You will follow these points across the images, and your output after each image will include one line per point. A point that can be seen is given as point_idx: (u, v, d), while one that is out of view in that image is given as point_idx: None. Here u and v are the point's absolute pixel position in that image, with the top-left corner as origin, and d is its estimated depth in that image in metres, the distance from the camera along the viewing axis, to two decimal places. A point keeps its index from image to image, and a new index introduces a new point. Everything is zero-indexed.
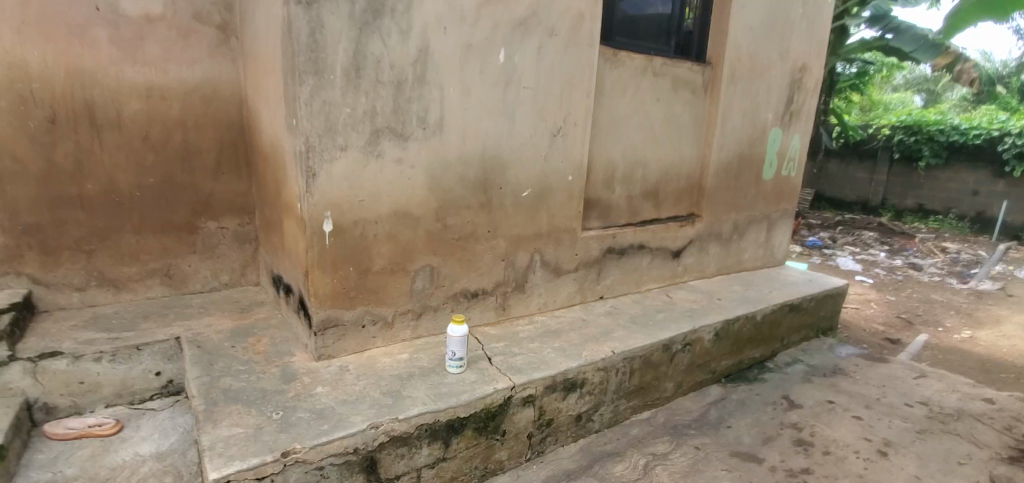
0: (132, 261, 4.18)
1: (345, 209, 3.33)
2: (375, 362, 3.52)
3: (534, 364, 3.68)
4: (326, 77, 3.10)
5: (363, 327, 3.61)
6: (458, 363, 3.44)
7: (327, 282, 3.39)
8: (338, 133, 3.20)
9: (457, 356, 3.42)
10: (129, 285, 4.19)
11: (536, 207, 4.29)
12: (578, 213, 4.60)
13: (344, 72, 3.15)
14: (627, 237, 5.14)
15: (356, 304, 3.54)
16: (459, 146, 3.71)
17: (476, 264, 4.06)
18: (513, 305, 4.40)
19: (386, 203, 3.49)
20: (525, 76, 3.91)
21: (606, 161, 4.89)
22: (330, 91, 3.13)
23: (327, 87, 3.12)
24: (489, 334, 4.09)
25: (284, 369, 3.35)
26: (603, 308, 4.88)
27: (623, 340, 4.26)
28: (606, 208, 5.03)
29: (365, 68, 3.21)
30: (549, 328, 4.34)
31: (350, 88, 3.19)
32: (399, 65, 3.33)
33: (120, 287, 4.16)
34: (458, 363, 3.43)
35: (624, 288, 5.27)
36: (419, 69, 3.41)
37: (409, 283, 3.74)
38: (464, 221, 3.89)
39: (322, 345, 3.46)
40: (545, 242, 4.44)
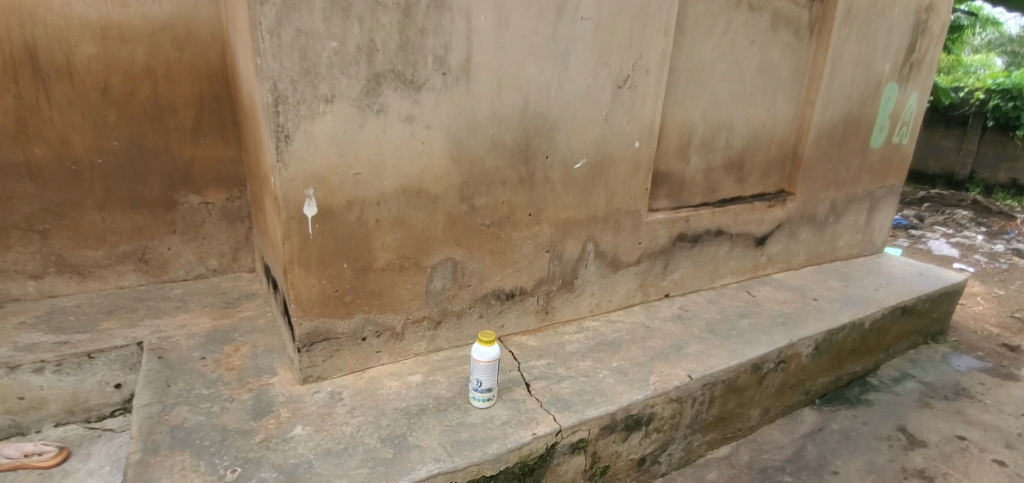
0: (98, 243, 3.46)
1: (335, 186, 2.42)
2: (378, 388, 2.68)
3: (587, 396, 2.75)
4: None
5: (363, 340, 2.76)
6: (487, 395, 2.55)
7: (313, 285, 2.51)
8: (321, 77, 2.26)
9: (486, 386, 2.53)
10: (95, 272, 3.49)
11: (592, 183, 3.28)
12: (645, 191, 3.55)
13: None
14: (704, 221, 4.06)
15: (354, 312, 2.68)
16: (492, 100, 2.72)
17: (512, 257, 3.12)
18: (557, 308, 3.45)
19: (392, 178, 2.56)
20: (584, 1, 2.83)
21: (682, 123, 3.78)
22: (307, 14, 2.17)
23: (304, 9, 2.16)
24: (527, 347, 3.18)
25: (258, 395, 2.56)
26: (671, 311, 3.87)
27: (702, 359, 3.25)
28: (679, 184, 3.95)
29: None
30: (604, 339, 3.38)
31: (339, 10, 2.23)
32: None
33: (85, 274, 3.47)
34: (487, 396, 2.55)
35: (696, 284, 4.23)
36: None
37: (424, 283, 2.85)
38: (497, 202, 2.94)
39: (308, 365, 2.63)
40: (601, 228, 3.44)
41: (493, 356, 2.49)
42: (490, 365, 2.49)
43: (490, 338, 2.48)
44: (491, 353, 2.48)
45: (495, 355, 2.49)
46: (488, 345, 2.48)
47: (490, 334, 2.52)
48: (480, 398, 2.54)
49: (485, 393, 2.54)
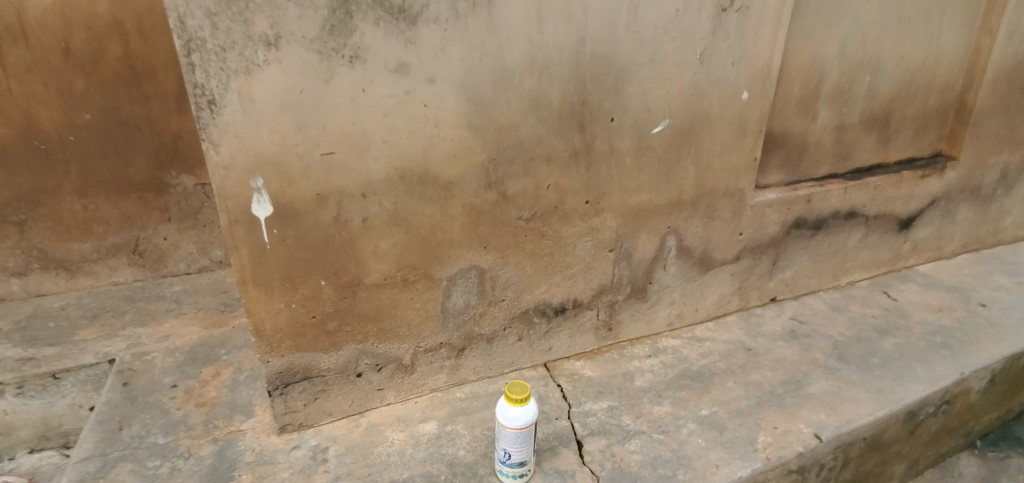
0: (84, 235, 3.00)
1: (297, 174, 1.67)
2: (376, 443, 1.99)
3: (663, 469, 1.92)
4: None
5: (359, 377, 2.06)
6: (522, 471, 1.80)
7: (280, 311, 1.82)
8: (257, 8, 1.47)
9: (519, 461, 1.77)
10: (84, 269, 3.05)
11: (676, 155, 2.31)
12: (752, 164, 2.53)
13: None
14: (829, 201, 2.97)
15: (343, 342, 1.97)
16: (528, 35, 1.82)
17: (561, 260, 2.27)
18: (624, 323, 2.58)
19: (382, 157, 1.76)
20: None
21: (808, 63, 2.66)
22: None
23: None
24: (581, 380, 2.35)
25: (222, 449, 1.97)
26: (780, 324, 2.87)
27: (833, 404, 2.28)
28: (798, 150, 2.86)
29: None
30: (688, 367, 2.48)
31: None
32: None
33: (73, 271, 3.03)
34: (522, 471, 1.80)
35: (813, 284, 3.17)
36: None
37: (440, 300, 2.08)
38: (540, 187, 2.07)
39: (285, 411, 1.98)
40: (686, 217, 2.50)
41: (528, 419, 1.72)
42: (523, 432, 1.73)
43: (522, 395, 1.71)
44: (523, 415, 1.72)
45: (529, 418, 1.73)
46: (519, 405, 1.72)
47: (521, 388, 1.75)
48: (512, 476, 1.80)
49: (518, 469, 1.79)
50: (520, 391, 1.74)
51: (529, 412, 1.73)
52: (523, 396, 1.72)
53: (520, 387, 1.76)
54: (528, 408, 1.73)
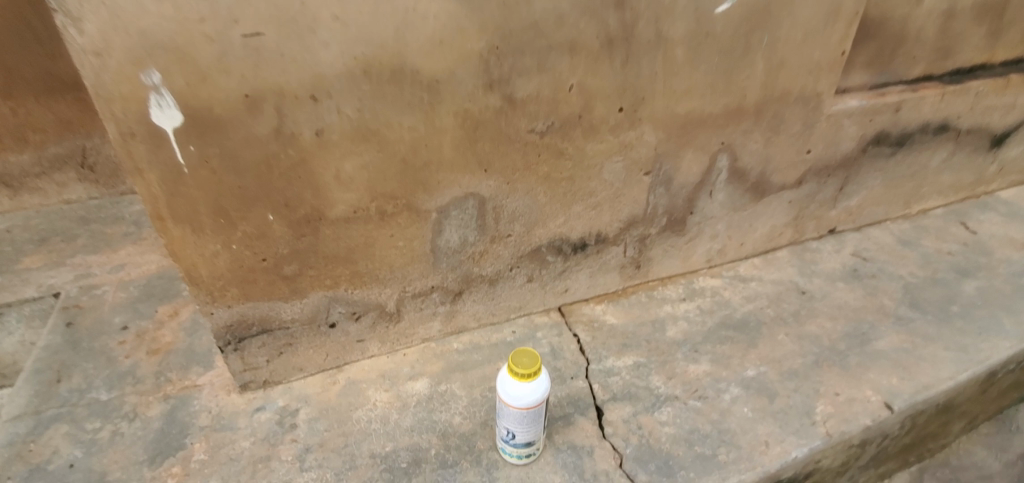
0: (20, 146, 2.55)
1: (211, 65, 1.17)
2: (355, 406, 1.67)
3: (700, 447, 1.58)
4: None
5: (333, 328, 1.69)
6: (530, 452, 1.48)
7: (216, 253, 1.40)
8: None
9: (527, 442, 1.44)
10: (28, 185, 2.63)
11: (742, 46, 1.72)
12: (838, 60, 1.93)
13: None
14: (919, 111, 2.36)
15: (306, 289, 1.57)
16: None
17: (583, 186, 1.78)
18: (655, 260, 2.14)
19: (334, 41, 1.23)
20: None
21: None
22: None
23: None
24: (601, 329, 1.96)
25: (173, 410, 1.66)
26: (839, 261, 2.41)
27: (905, 366, 1.89)
28: (894, 44, 2.18)
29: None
30: (730, 314, 2.07)
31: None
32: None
33: (15, 187, 2.62)
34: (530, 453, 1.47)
35: (881, 212, 2.65)
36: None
37: (429, 237, 1.64)
38: (558, 88, 1.53)
39: (243, 369, 1.64)
40: (744, 130, 1.95)
41: (537, 397, 1.36)
42: (532, 412, 1.37)
43: (530, 369, 1.33)
44: (532, 392, 1.35)
45: (539, 396, 1.36)
46: (527, 381, 1.35)
47: (530, 358, 1.37)
48: (518, 458, 1.48)
49: (526, 450, 1.46)
50: (527, 362, 1.36)
51: (539, 388, 1.36)
52: (532, 370, 1.34)
53: (527, 356, 1.37)
54: (538, 383, 1.36)
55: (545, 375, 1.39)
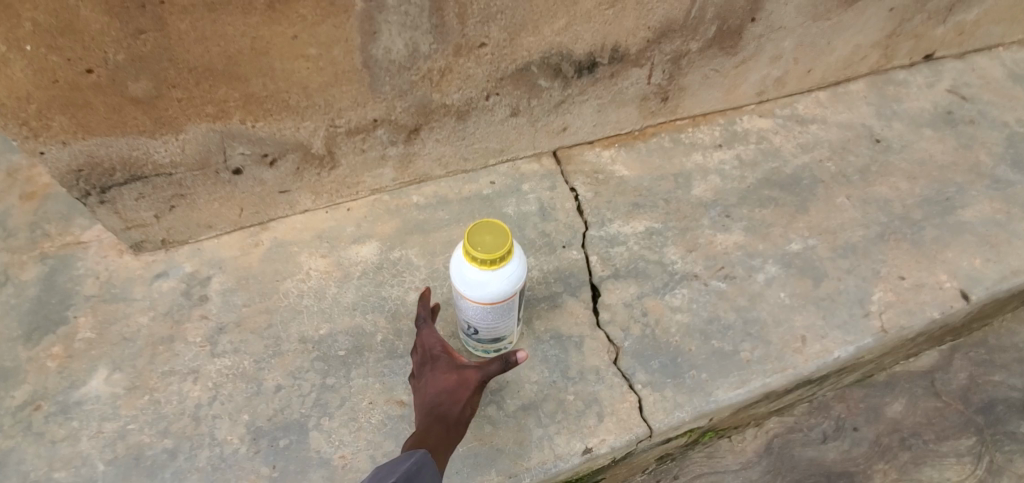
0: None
1: None
2: (283, 275, 1.29)
3: (719, 342, 1.25)
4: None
5: (239, 174, 1.23)
6: (500, 346, 1.16)
7: (4, 57, 0.89)
8: None
9: (495, 337, 1.10)
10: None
11: None
12: None
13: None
14: None
15: (180, 119, 1.08)
16: None
17: None
18: (689, 91, 1.57)
19: None
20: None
21: None
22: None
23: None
24: (607, 184, 1.49)
25: (52, 273, 1.30)
26: (931, 99, 1.81)
27: (993, 244, 1.47)
28: None
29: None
30: (777, 168, 1.58)
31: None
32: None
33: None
34: (501, 347, 1.16)
35: (998, 32, 1.96)
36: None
37: (355, 42, 1.08)
38: None
39: (126, 226, 1.24)
40: None
41: (506, 289, 0.97)
42: (499, 307, 1.00)
43: (495, 255, 0.91)
44: (499, 284, 0.95)
45: (509, 288, 0.97)
46: (491, 270, 0.94)
47: (496, 236, 0.94)
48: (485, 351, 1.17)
49: (494, 345, 1.14)
50: (493, 242, 0.93)
51: (510, 279, 0.96)
52: (500, 256, 0.92)
53: (494, 233, 0.94)
54: (509, 271, 0.95)
55: (520, 258, 0.98)
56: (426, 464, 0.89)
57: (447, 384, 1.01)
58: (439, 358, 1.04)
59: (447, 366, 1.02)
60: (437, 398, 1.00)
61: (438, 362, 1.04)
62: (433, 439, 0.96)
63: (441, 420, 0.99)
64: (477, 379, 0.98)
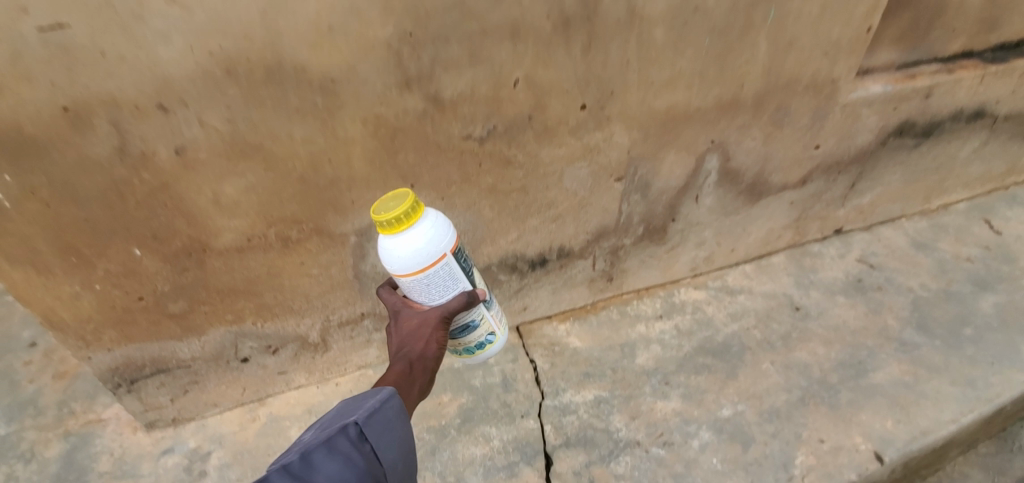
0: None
1: (6, 69, 0.86)
2: (273, 450, 1.47)
3: None
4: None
5: (246, 361, 1.47)
6: (485, 334, 1.25)
7: (77, 294, 1.17)
8: None
9: (464, 325, 1.21)
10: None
11: (741, 24, 1.31)
12: (862, 37, 1.51)
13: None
14: (954, 95, 1.90)
15: (204, 325, 1.35)
16: None
17: (539, 197, 1.46)
18: (630, 272, 1.87)
19: (176, 31, 0.90)
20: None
21: None
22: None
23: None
24: (562, 354, 1.74)
25: (72, 450, 1.48)
26: (842, 268, 2.12)
27: (902, 406, 1.67)
28: (931, 12, 1.73)
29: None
30: (710, 335, 1.83)
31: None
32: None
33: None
34: (485, 334, 1.25)
35: (896, 209, 2.30)
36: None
37: (349, 261, 1.37)
38: (499, 85, 1.18)
39: (144, 409, 1.46)
40: (740, 126, 1.56)
41: (429, 252, 1.07)
42: (429, 279, 1.09)
43: (394, 216, 1.03)
44: (418, 232, 1.06)
45: (430, 247, 1.07)
46: (405, 232, 1.05)
47: (401, 199, 1.06)
48: (474, 344, 1.26)
49: (473, 335, 1.24)
50: (396, 204, 1.05)
51: (426, 231, 1.06)
52: (405, 210, 1.04)
53: (398, 198, 1.07)
54: (426, 222, 1.07)
55: (435, 215, 1.10)
56: (387, 402, 0.99)
57: (411, 325, 1.12)
58: (403, 310, 1.16)
59: (412, 311, 1.15)
60: (403, 344, 1.12)
61: (404, 310, 1.17)
62: (397, 375, 1.08)
63: (405, 358, 1.10)
64: (438, 314, 1.10)
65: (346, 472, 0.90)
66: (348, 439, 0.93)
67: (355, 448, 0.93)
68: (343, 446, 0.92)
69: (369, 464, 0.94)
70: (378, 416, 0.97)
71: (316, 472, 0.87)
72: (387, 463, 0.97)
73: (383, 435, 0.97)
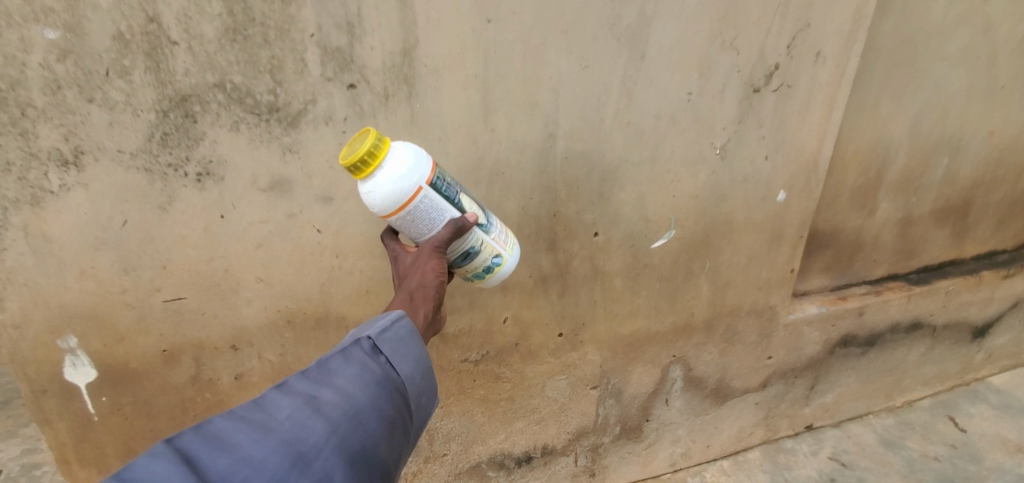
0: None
1: (133, 326, 1.19)
2: None
3: None
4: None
5: None
6: (491, 255, 1.08)
7: None
8: (28, 116, 0.96)
9: (462, 252, 1.04)
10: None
11: (684, 272, 1.65)
12: (788, 276, 1.83)
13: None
14: (886, 313, 2.15)
15: None
16: (470, 135, 1.22)
17: (525, 403, 1.70)
18: (611, 468, 2.02)
19: (257, 298, 1.24)
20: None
21: (873, 140, 1.84)
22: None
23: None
24: None
25: None
26: (815, 465, 2.22)
27: None
28: (850, 249, 2.06)
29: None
30: None
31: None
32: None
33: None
34: (491, 255, 1.08)
35: (860, 406, 2.41)
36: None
37: None
38: (491, 323, 1.50)
39: None
40: (696, 343, 1.84)
41: (404, 190, 0.93)
42: (416, 209, 0.95)
43: (361, 157, 0.90)
44: (387, 183, 0.92)
45: (405, 182, 0.92)
46: (375, 173, 0.93)
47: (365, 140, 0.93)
48: (480, 270, 1.09)
49: (477, 260, 1.07)
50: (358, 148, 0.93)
51: (397, 175, 0.92)
52: (367, 155, 0.91)
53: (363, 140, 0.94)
54: (401, 164, 0.93)
55: (412, 151, 0.95)
56: (399, 320, 0.90)
57: (408, 264, 0.99)
58: (400, 256, 1.03)
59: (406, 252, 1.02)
60: (404, 277, 0.99)
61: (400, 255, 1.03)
62: (401, 301, 0.95)
63: (403, 291, 0.96)
64: (430, 250, 0.96)
65: (366, 378, 0.82)
66: (363, 349, 0.85)
67: (371, 358, 0.85)
68: (360, 355, 0.84)
69: (389, 376, 0.85)
70: (393, 331, 0.88)
71: (335, 378, 0.80)
72: (405, 375, 0.87)
73: (399, 351, 0.88)
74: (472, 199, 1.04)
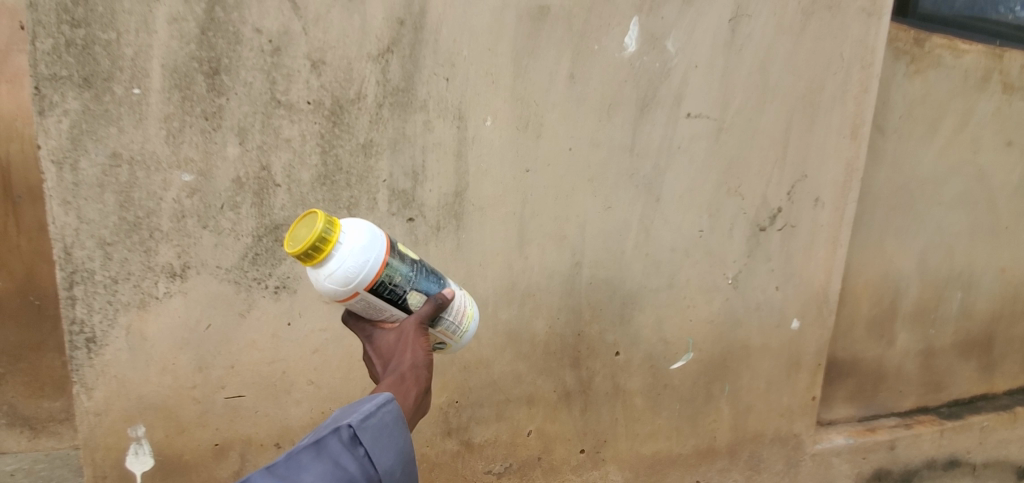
0: (60, 391, 1.81)
1: (194, 419, 1.31)
2: None
3: None
4: (102, 58, 1.11)
5: None
6: (436, 342, 0.97)
7: None
8: (159, 236, 1.20)
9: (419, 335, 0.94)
10: (53, 427, 1.81)
11: (703, 394, 1.69)
12: (809, 403, 1.81)
13: (147, 41, 1.12)
14: (920, 448, 2.01)
15: None
16: (506, 261, 1.40)
17: None
18: None
19: (305, 400, 1.35)
20: (693, 56, 1.42)
21: (882, 273, 1.95)
22: (125, 98, 1.13)
23: (120, 94, 1.13)
24: None
25: None
26: None
27: None
28: (873, 378, 2.04)
29: (213, 34, 1.14)
30: None
31: (179, 93, 1.15)
32: (317, 18, 1.17)
33: (37, 429, 1.80)
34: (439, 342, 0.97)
35: None
36: (383, 40, 1.21)
37: None
38: (516, 434, 1.56)
39: None
40: (720, 469, 1.78)
41: (351, 270, 0.80)
42: (369, 304, 0.86)
43: (309, 243, 0.78)
44: (347, 266, 0.80)
45: (352, 262, 0.81)
46: (330, 254, 0.80)
47: (310, 224, 0.81)
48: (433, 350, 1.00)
49: None
50: (304, 235, 0.80)
51: (351, 246, 0.81)
52: (316, 241, 0.79)
53: (304, 223, 0.82)
54: (354, 236, 0.82)
55: (359, 220, 0.85)
56: (385, 405, 0.80)
57: (390, 341, 0.90)
58: (374, 332, 0.93)
59: (384, 329, 0.92)
60: (389, 358, 0.89)
61: (376, 333, 0.93)
62: (389, 382, 0.86)
63: (392, 370, 0.87)
64: (414, 326, 0.87)
65: (336, 479, 0.72)
66: (340, 440, 0.75)
67: (347, 450, 0.75)
68: (335, 447, 0.75)
69: (365, 473, 0.75)
70: (376, 418, 0.78)
71: (302, 475, 0.72)
72: (383, 469, 0.77)
73: (380, 443, 0.78)
74: (422, 292, 0.90)
